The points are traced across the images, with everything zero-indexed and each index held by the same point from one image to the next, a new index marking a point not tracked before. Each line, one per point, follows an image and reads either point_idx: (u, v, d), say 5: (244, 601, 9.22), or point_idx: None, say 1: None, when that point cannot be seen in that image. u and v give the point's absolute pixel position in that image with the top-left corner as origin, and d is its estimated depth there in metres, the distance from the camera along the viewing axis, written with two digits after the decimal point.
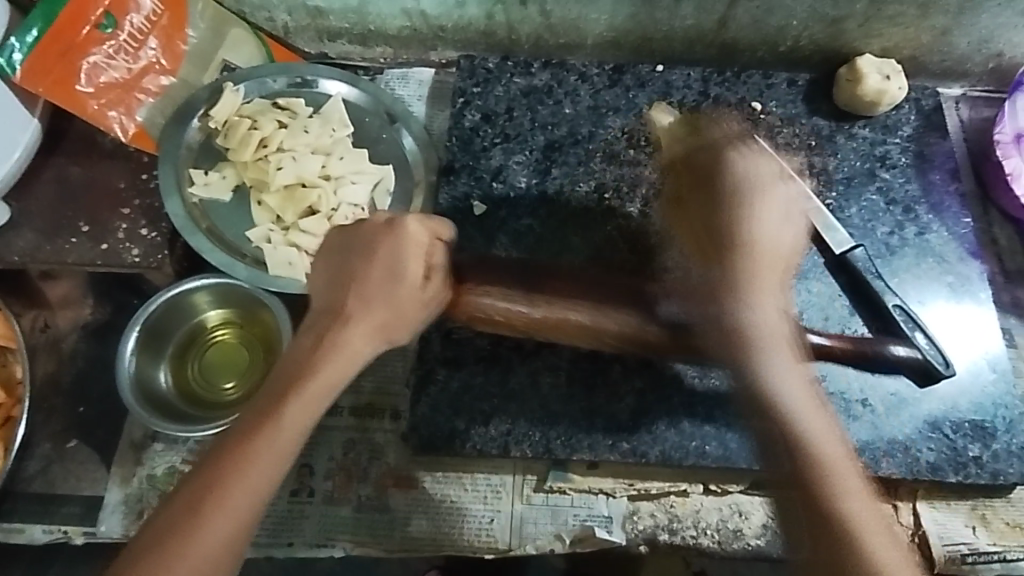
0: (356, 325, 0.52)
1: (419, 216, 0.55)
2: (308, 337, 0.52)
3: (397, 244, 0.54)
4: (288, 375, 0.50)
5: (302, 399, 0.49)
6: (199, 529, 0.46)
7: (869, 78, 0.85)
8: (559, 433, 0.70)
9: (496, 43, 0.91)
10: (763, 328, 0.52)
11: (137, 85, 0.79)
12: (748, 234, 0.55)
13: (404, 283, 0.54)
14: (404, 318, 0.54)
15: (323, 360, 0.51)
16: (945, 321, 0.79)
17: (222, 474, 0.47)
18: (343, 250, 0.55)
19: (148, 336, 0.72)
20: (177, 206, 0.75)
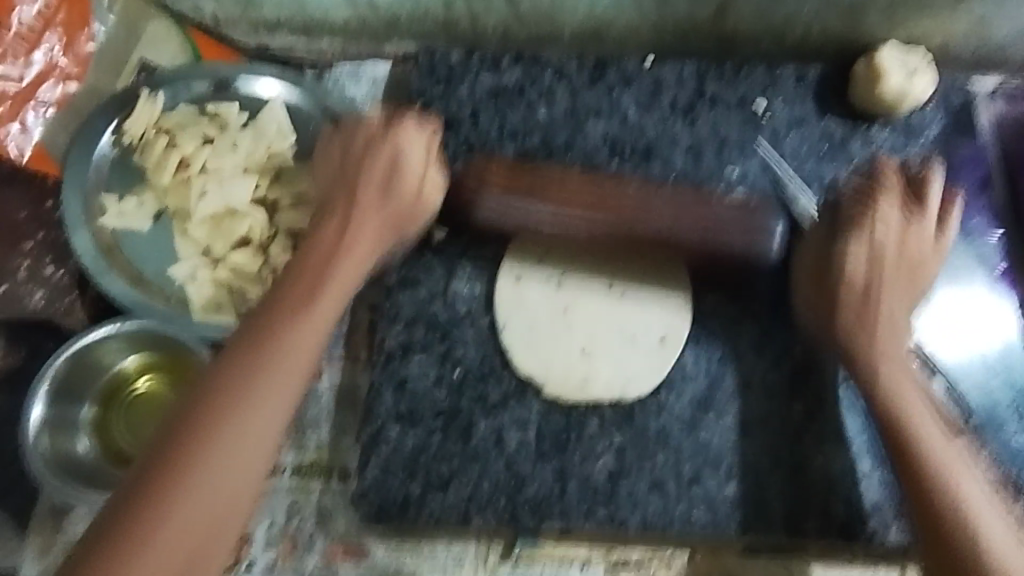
0: (369, 212, 0.62)
1: (414, 119, 0.65)
2: (325, 230, 0.61)
3: (397, 139, 0.63)
4: (295, 299, 0.57)
5: (308, 317, 0.56)
6: (217, 422, 0.50)
7: (891, 75, 0.73)
8: (527, 499, 0.62)
9: (458, 36, 0.79)
10: (868, 306, 0.60)
11: (33, 96, 0.67)
12: (881, 256, 0.61)
13: (403, 172, 0.62)
14: (408, 215, 0.63)
15: (342, 251, 0.60)
16: (969, 360, 0.70)
17: (234, 376, 0.52)
18: (344, 157, 0.63)
19: (60, 392, 0.63)
20: (83, 240, 0.65)
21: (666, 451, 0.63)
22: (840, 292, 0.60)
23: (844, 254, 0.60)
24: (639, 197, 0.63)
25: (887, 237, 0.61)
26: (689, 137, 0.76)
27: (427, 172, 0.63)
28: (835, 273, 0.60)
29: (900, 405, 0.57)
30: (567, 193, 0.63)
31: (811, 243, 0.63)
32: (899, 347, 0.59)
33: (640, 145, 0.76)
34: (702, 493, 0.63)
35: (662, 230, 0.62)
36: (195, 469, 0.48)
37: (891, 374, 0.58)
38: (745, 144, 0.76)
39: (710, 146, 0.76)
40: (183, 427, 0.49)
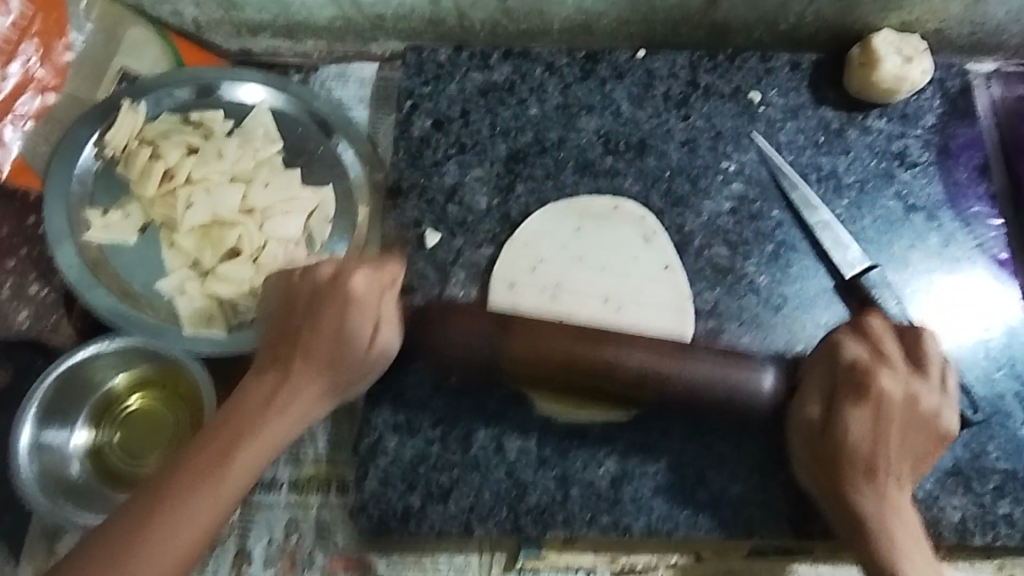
0: (305, 373, 0.55)
1: (367, 270, 0.57)
2: (264, 382, 0.55)
3: (343, 306, 0.56)
4: (245, 418, 0.54)
5: (227, 473, 0.51)
6: (120, 568, 0.47)
7: (886, 60, 0.72)
8: (530, 508, 0.61)
9: (446, 32, 0.77)
10: (877, 517, 0.53)
11: (10, 109, 0.64)
12: (883, 429, 0.55)
13: (353, 342, 0.56)
14: (352, 364, 0.57)
15: (283, 405, 0.55)
16: (971, 347, 0.68)
17: (135, 526, 0.48)
18: (293, 297, 0.57)
19: (50, 411, 0.62)
20: (69, 255, 0.63)
21: (670, 453, 0.62)
22: (842, 458, 0.54)
23: (845, 434, 0.55)
24: (594, 335, 0.58)
25: (892, 395, 0.55)
26: (684, 130, 0.75)
27: (380, 331, 0.57)
28: (832, 440, 0.55)
29: (890, 539, 0.53)
30: (534, 335, 0.58)
31: (813, 404, 0.57)
32: (901, 496, 0.54)
33: (634, 139, 0.74)
34: (707, 495, 0.61)
35: (634, 376, 0.57)
36: (131, 559, 0.47)
37: (881, 438, 0.54)
38: (741, 136, 0.74)
39: (705, 139, 0.74)
40: (143, 511, 0.49)
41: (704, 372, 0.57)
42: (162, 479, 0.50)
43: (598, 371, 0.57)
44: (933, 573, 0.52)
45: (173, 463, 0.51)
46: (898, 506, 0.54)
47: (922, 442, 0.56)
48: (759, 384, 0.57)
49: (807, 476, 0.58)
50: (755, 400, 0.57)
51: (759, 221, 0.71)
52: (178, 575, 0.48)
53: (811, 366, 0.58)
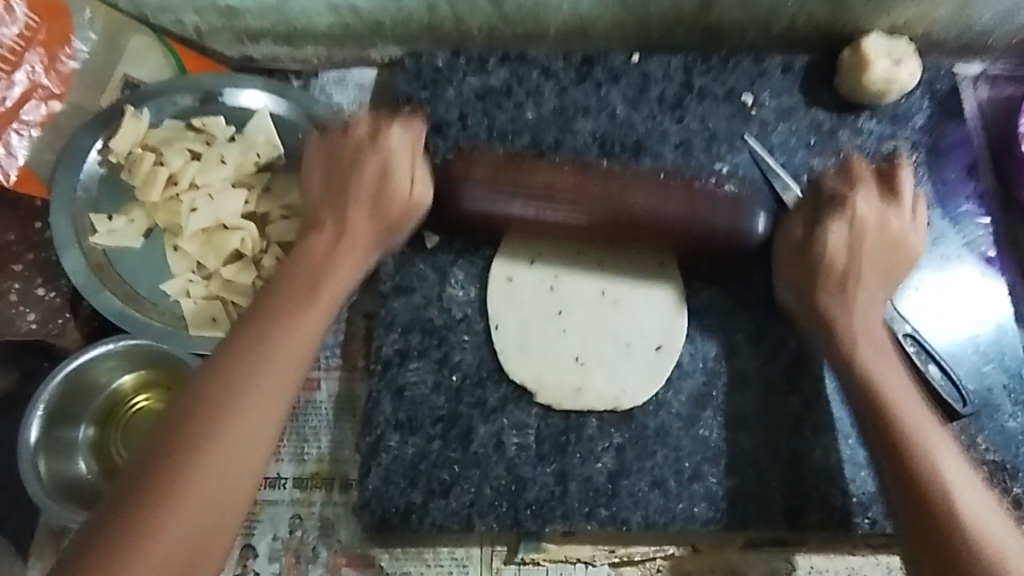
0: (355, 213, 0.63)
1: (399, 126, 0.66)
2: (320, 239, 0.62)
3: (381, 157, 0.64)
4: (303, 279, 0.59)
5: (261, 383, 0.52)
6: (168, 497, 0.46)
7: (877, 62, 0.73)
8: (529, 503, 0.62)
9: (444, 37, 0.78)
10: (861, 345, 0.60)
11: (15, 117, 0.66)
12: (858, 239, 0.63)
13: (392, 183, 0.63)
14: (397, 219, 0.64)
15: (338, 255, 0.62)
16: (960, 343, 0.70)
17: (179, 448, 0.48)
18: (332, 164, 0.65)
19: (57, 414, 0.63)
20: (75, 261, 0.64)
21: (666, 449, 0.64)
22: (824, 270, 0.62)
23: (825, 243, 0.62)
24: (598, 180, 0.63)
25: (868, 220, 0.64)
26: (678, 132, 0.76)
27: (415, 181, 0.64)
28: (814, 251, 0.62)
29: (885, 391, 0.56)
30: (544, 169, 0.64)
31: (797, 226, 0.64)
32: (875, 310, 0.61)
33: (630, 141, 0.76)
34: (702, 489, 0.63)
35: (642, 212, 0.63)
36: (206, 450, 0.48)
37: (859, 312, 0.61)
38: (734, 137, 0.76)
39: (699, 140, 0.76)
40: (214, 390, 0.51)
41: (695, 200, 0.63)
42: (213, 377, 0.52)
43: (624, 219, 0.63)
44: (965, 465, 0.53)
45: (208, 373, 0.52)
46: (895, 378, 0.58)
47: (898, 257, 0.64)
48: (751, 224, 0.64)
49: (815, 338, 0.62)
50: (748, 237, 0.64)
51: None
52: (232, 490, 0.48)
53: (793, 231, 0.64)
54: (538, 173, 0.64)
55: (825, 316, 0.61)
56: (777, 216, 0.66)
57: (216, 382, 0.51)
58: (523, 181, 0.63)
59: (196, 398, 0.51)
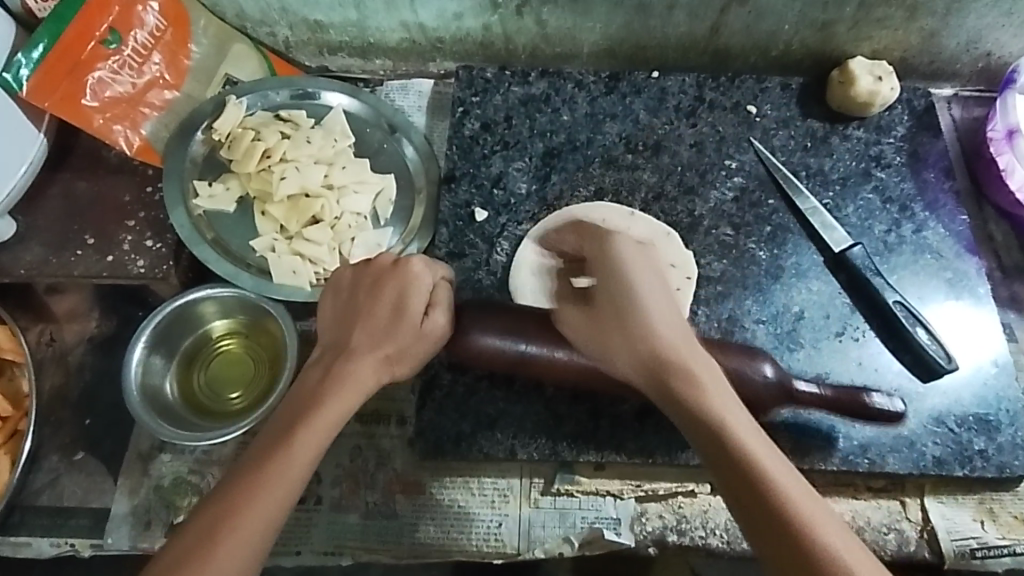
0: (365, 357, 0.59)
1: (422, 257, 0.64)
2: (317, 370, 0.58)
3: (404, 282, 0.62)
4: (305, 397, 0.56)
5: (264, 491, 0.51)
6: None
7: (861, 81, 0.86)
8: (566, 435, 0.70)
9: (493, 54, 0.92)
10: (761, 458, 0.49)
11: (141, 100, 0.79)
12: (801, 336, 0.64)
13: (407, 317, 0.61)
14: (410, 350, 0.62)
15: (336, 380, 0.57)
16: (945, 315, 0.79)
17: (188, 560, 0.48)
18: (354, 291, 0.62)
19: (154, 347, 0.72)
20: (182, 218, 0.76)
21: None
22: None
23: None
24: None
25: None
26: (692, 135, 0.89)
27: (430, 312, 0.63)
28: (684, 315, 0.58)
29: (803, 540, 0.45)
30: (562, 325, 0.68)
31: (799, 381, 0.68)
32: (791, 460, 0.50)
33: (651, 141, 0.88)
34: None
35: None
36: (213, 560, 0.48)
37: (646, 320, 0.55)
38: (741, 140, 0.88)
39: (711, 141, 0.88)
40: (216, 516, 0.50)
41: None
42: (219, 495, 0.51)
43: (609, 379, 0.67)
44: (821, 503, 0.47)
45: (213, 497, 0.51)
46: (678, 337, 0.54)
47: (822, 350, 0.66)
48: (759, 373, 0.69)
49: (692, 442, 0.52)
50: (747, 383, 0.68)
51: (758, 207, 0.84)
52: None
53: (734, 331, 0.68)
54: (549, 325, 0.68)
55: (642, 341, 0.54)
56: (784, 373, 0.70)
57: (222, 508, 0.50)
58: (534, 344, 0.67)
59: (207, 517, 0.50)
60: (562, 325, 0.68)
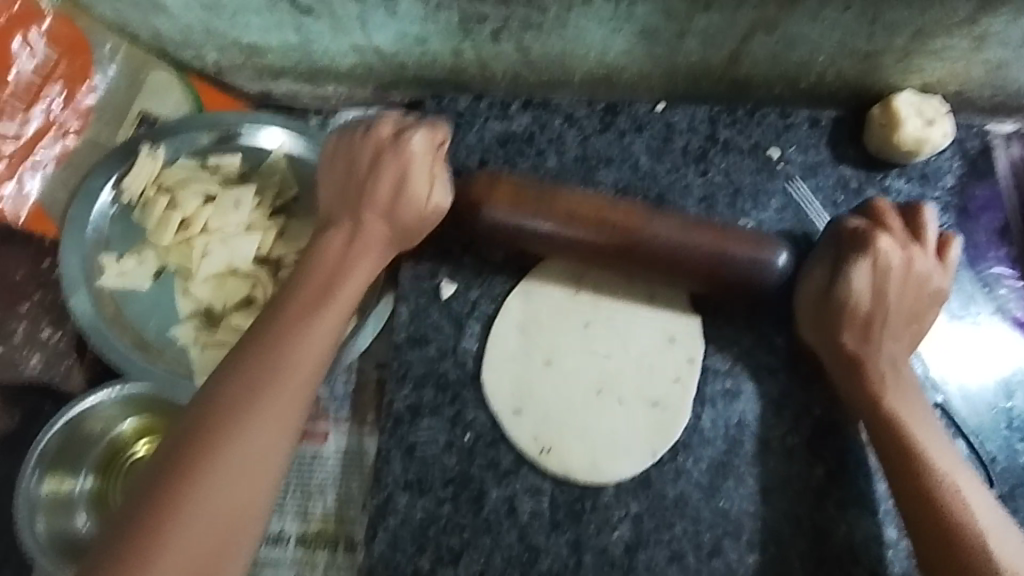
0: (371, 219, 0.61)
1: (421, 131, 0.62)
2: (336, 239, 0.60)
3: (399, 164, 0.61)
4: (326, 271, 0.59)
5: (308, 341, 0.55)
6: (234, 436, 0.50)
7: (907, 124, 0.72)
8: (542, 573, 0.60)
9: (466, 82, 0.77)
10: (885, 378, 0.59)
11: (30, 154, 0.65)
12: (882, 285, 0.60)
13: (407, 200, 0.61)
14: (411, 228, 0.62)
15: (349, 261, 0.60)
16: (990, 416, 0.68)
17: (245, 382, 0.52)
18: (349, 170, 0.62)
19: (53, 465, 0.61)
20: (83, 304, 0.63)
21: (685, 520, 0.61)
22: (846, 315, 0.60)
23: (849, 292, 0.60)
24: (636, 251, 0.63)
25: (894, 265, 0.60)
26: (702, 186, 0.74)
27: (432, 193, 0.62)
28: (837, 297, 0.60)
29: (912, 434, 0.57)
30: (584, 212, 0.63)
31: (819, 271, 0.62)
32: (902, 356, 0.60)
33: (652, 194, 0.74)
34: (722, 564, 0.61)
35: (659, 248, 0.62)
36: (258, 405, 0.51)
37: (891, 347, 0.60)
38: (760, 192, 0.74)
39: (724, 194, 0.74)
40: (256, 363, 0.53)
41: (809, 310, 0.62)
42: (254, 351, 0.54)
43: (640, 250, 0.63)
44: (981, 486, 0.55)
45: (245, 350, 0.54)
46: (893, 350, 0.60)
47: (924, 306, 0.61)
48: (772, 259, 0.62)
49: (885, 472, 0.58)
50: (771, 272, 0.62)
51: None
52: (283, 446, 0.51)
53: (815, 277, 0.62)
54: (573, 206, 0.64)
55: (887, 358, 0.59)
56: (797, 265, 0.64)
57: (260, 357, 0.53)
58: (551, 219, 0.63)
59: (251, 361, 0.53)
60: (576, 203, 0.64)
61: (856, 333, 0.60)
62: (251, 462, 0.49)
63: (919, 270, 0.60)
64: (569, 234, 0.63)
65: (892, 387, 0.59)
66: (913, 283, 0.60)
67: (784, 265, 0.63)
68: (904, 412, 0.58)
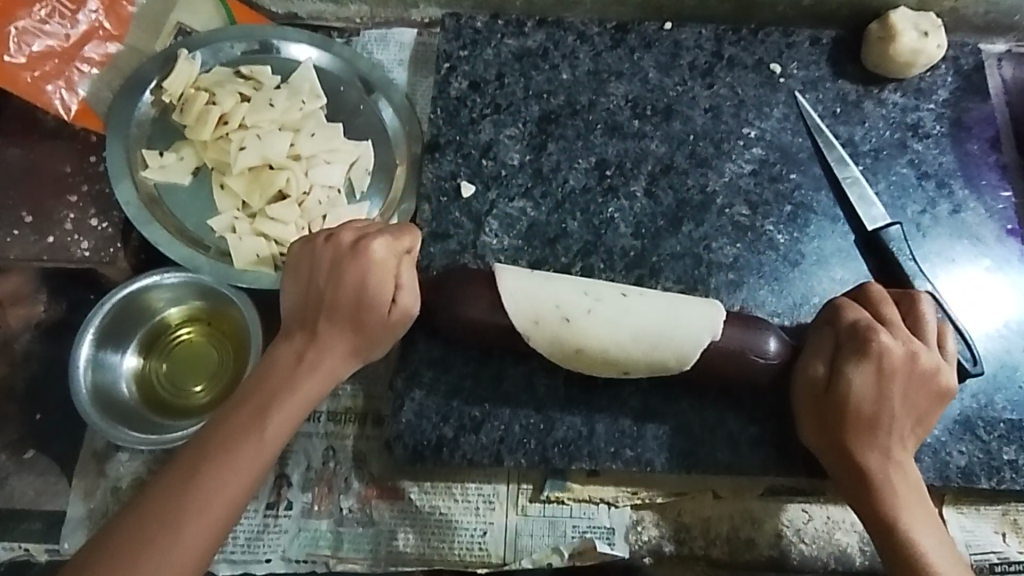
0: (338, 338, 0.59)
1: (383, 238, 0.60)
2: (289, 352, 0.58)
3: (364, 268, 0.59)
4: (277, 378, 0.57)
5: (251, 443, 0.54)
6: (180, 519, 0.51)
7: (904, 35, 0.76)
8: (557, 441, 0.65)
9: (484, 0, 0.81)
10: (888, 475, 0.58)
11: (78, 54, 0.70)
12: (881, 384, 0.58)
13: (374, 307, 0.59)
14: (378, 330, 0.60)
15: (302, 373, 0.58)
16: (977, 308, 0.72)
17: (188, 475, 0.53)
18: (314, 271, 0.60)
19: (104, 339, 0.66)
20: (129, 192, 0.67)
21: (691, 395, 0.66)
22: (846, 419, 0.59)
23: (846, 391, 0.59)
24: (609, 328, 0.61)
25: (891, 359, 0.59)
26: (708, 98, 0.78)
27: (398, 297, 0.60)
28: (834, 396, 0.59)
29: (902, 527, 0.56)
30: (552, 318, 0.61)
31: (818, 365, 0.61)
32: (905, 456, 0.59)
33: (660, 105, 0.78)
34: (724, 434, 0.65)
35: (642, 330, 0.61)
36: (201, 498, 0.52)
37: (891, 455, 0.58)
38: (763, 104, 0.78)
39: (728, 105, 0.78)
40: (199, 459, 0.54)
41: (808, 409, 0.61)
42: (203, 441, 0.54)
43: (620, 335, 0.61)
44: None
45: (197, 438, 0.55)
46: (886, 455, 0.58)
47: (926, 405, 0.60)
48: (765, 346, 0.62)
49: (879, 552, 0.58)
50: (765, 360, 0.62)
51: (779, 183, 0.75)
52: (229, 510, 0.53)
53: (813, 371, 0.61)
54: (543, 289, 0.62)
55: (879, 459, 0.58)
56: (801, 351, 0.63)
57: (202, 455, 0.54)
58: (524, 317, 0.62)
59: (194, 455, 0.54)
60: (544, 297, 0.62)
61: (855, 432, 0.58)
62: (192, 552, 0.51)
63: (911, 385, 0.59)
64: (543, 324, 0.62)
65: (887, 487, 0.58)
66: (903, 394, 0.59)
67: (774, 349, 0.62)
68: (888, 503, 0.57)
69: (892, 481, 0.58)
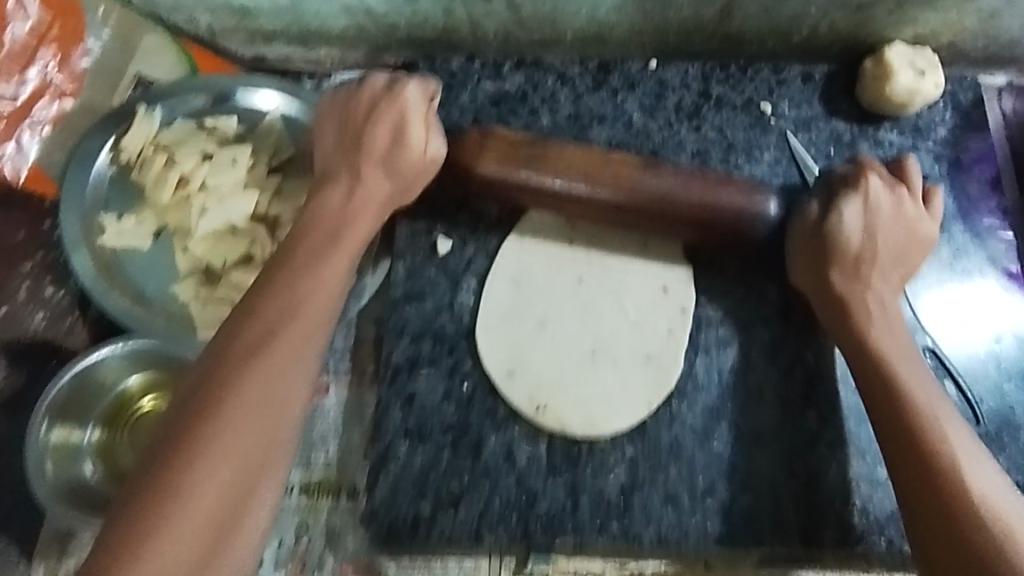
0: (371, 171, 0.63)
1: (415, 83, 0.65)
2: (339, 190, 0.62)
3: (398, 109, 0.63)
4: (333, 220, 0.60)
5: (324, 280, 0.56)
6: (263, 351, 0.51)
7: (901, 76, 0.72)
8: (539, 515, 0.62)
9: (459, 41, 0.76)
10: (870, 319, 0.59)
11: (28, 113, 0.66)
12: (868, 218, 0.61)
13: (407, 147, 0.63)
14: (411, 173, 0.63)
15: (352, 211, 0.61)
16: (979, 361, 0.68)
17: (262, 312, 0.53)
18: (350, 121, 0.64)
19: (60, 415, 0.62)
20: (84, 261, 0.64)
21: (679, 464, 0.63)
22: (836, 252, 0.61)
23: (839, 230, 0.61)
24: (627, 187, 0.63)
25: (878, 200, 0.62)
26: (696, 142, 0.75)
27: (429, 139, 0.63)
28: (825, 232, 0.61)
29: (897, 381, 0.56)
30: (568, 166, 0.63)
31: (811, 206, 0.63)
32: (890, 300, 0.61)
33: (646, 150, 0.74)
34: (715, 505, 0.62)
35: (658, 191, 0.63)
36: (278, 337, 0.52)
37: (877, 292, 0.60)
38: (754, 147, 0.75)
39: (716, 150, 0.75)
40: (274, 303, 0.54)
41: (804, 247, 0.62)
42: (275, 286, 0.55)
43: (634, 194, 0.63)
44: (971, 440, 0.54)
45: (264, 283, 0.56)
46: (877, 302, 0.60)
47: (914, 249, 0.62)
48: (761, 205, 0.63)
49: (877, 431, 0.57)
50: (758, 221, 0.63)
51: None
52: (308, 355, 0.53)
53: (807, 214, 0.63)
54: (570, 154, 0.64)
55: (872, 307, 0.60)
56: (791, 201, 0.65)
57: (276, 295, 0.54)
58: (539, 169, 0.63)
59: (266, 301, 0.54)
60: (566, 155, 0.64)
61: (845, 268, 0.61)
62: (275, 386, 0.50)
63: (900, 224, 0.62)
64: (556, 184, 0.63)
65: (873, 330, 0.59)
66: (893, 233, 0.62)
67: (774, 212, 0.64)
68: (881, 357, 0.58)
69: (886, 319, 0.60)
